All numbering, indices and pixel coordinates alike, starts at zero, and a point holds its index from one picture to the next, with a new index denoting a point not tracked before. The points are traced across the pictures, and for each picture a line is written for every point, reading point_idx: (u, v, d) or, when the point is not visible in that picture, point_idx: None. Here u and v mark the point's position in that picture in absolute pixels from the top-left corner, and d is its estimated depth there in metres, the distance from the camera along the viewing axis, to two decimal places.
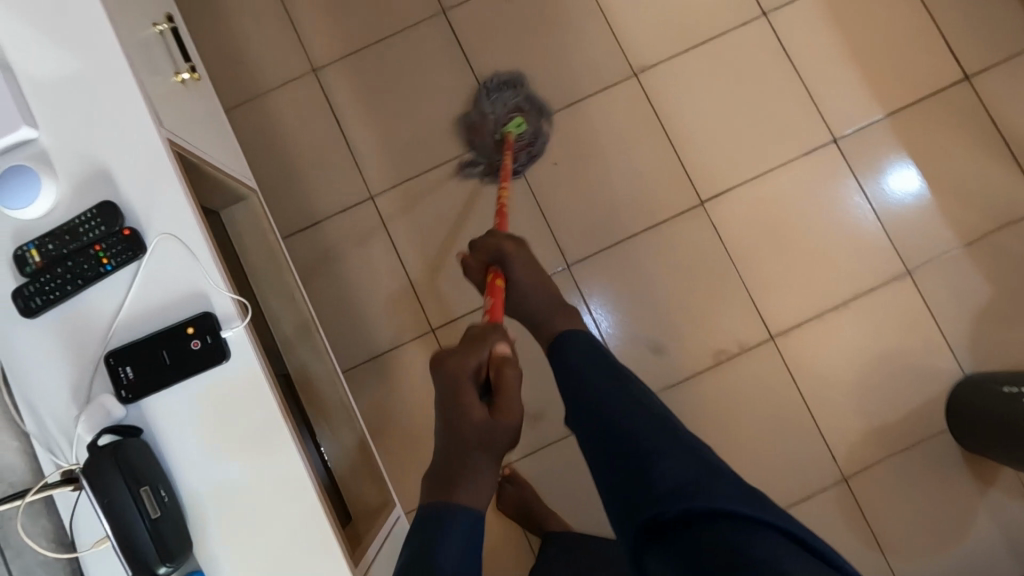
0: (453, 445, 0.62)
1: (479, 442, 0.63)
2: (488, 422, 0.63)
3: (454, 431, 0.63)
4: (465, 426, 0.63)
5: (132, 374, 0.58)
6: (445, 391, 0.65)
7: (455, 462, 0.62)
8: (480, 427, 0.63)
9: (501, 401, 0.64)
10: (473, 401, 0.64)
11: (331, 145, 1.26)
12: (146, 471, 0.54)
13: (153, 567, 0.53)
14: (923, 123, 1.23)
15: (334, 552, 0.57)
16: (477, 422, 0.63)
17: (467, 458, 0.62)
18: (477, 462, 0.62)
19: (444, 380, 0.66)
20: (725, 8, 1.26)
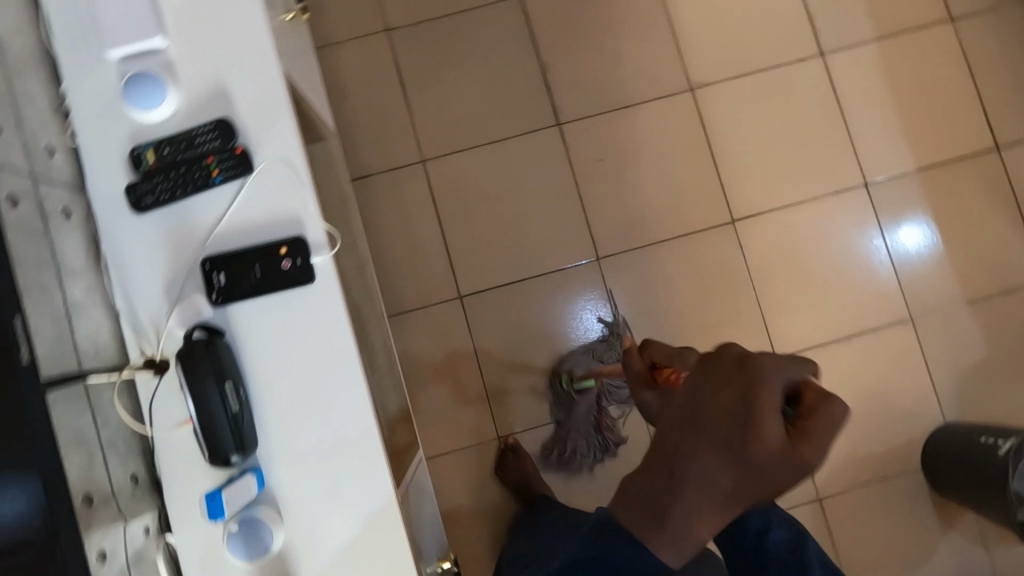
0: (703, 453, 0.43)
1: (762, 475, 0.41)
2: (784, 460, 0.41)
3: (717, 443, 0.42)
4: (749, 446, 0.41)
5: (224, 281, 0.62)
6: (718, 385, 0.44)
7: (716, 484, 0.42)
8: (774, 460, 0.41)
9: (810, 440, 0.42)
10: (774, 418, 0.42)
11: (393, 104, 1.30)
12: (229, 368, 0.60)
13: (226, 454, 0.59)
14: (949, 183, 1.30)
15: (382, 473, 0.62)
16: (768, 450, 0.41)
17: (722, 475, 0.42)
18: (726, 485, 0.42)
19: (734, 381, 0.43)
20: (787, 42, 1.32)
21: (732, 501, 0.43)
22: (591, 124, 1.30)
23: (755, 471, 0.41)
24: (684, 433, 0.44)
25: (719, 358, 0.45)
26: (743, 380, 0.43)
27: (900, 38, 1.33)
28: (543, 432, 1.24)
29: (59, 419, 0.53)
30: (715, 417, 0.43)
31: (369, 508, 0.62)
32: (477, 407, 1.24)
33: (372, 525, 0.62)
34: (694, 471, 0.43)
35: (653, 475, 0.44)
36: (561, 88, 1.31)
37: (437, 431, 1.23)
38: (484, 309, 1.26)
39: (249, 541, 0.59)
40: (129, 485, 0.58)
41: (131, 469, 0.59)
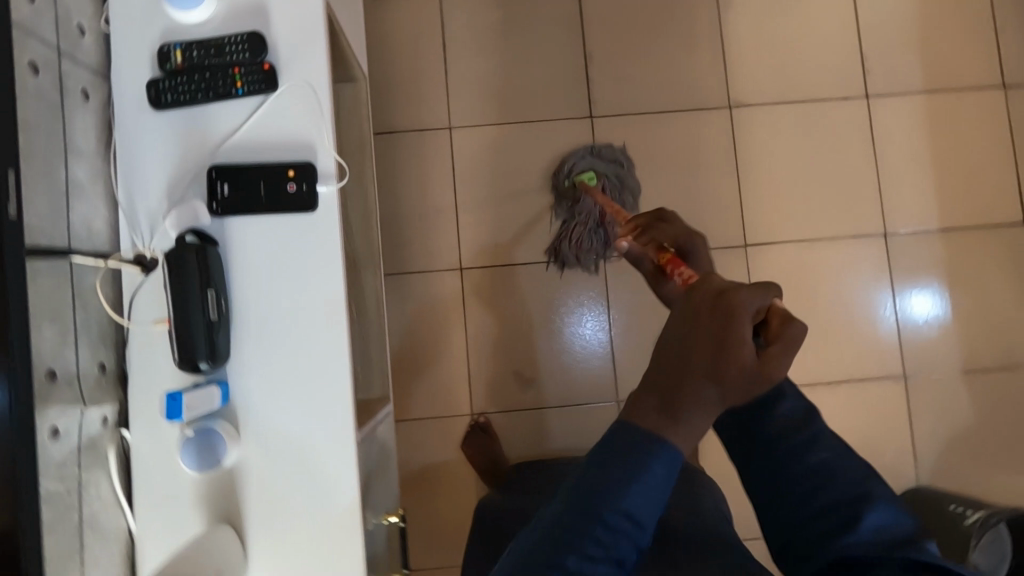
0: (698, 375, 0.46)
1: (738, 392, 0.46)
2: (760, 376, 0.46)
3: (709, 366, 0.46)
4: (731, 364, 0.46)
5: (227, 192, 0.62)
6: (703, 317, 0.47)
7: (702, 396, 0.46)
8: (747, 375, 0.46)
9: (778, 356, 0.47)
10: (747, 341, 0.46)
11: (431, 67, 1.29)
12: (214, 278, 0.59)
13: (196, 361, 0.58)
14: (970, 248, 1.28)
15: (345, 410, 0.62)
16: (746, 367, 0.46)
17: (710, 392, 0.46)
18: (718, 400, 0.46)
19: (712, 311, 0.47)
20: (834, 79, 1.31)
21: (720, 411, 0.47)
22: (624, 123, 1.29)
23: (734, 387, 0.46)
24: (682, 363, 0.47)
25: (698, 291, 0.49)
26: (724, 311, 0.46)
27: (948, 95, 1.31)
28: (518, 417, 1.24)
29: (41, 289, 0.52)
30: (706, 342, 0.46)
31: (328, 442, 0.62)
32: (459, 380, 1.25)
33: (328, 459, 0.62)
34: (691, 390, 0.46)
35: (654, 395, 0.47)
36: (600, 82, 1.30)
37: (415, 396, 1.24)
38: (482, 286, 1.26)
39: (201, 449, 0.59)
40: (96, 372, 0.58)
41: (101, 358, 0.59)
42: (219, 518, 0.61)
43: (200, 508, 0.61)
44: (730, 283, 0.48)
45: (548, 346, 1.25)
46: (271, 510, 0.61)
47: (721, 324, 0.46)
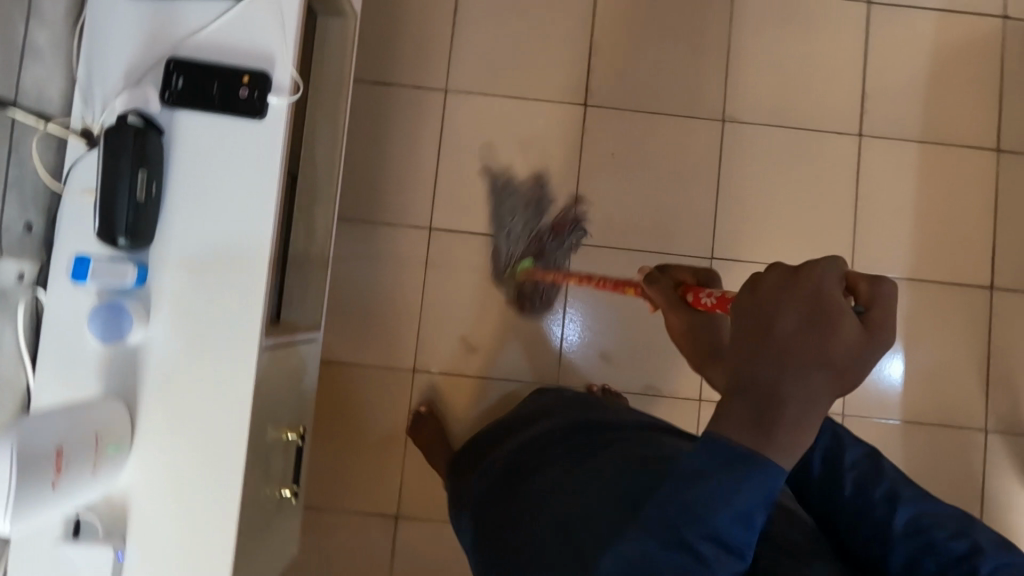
0: (791, 376, 0.42)
1: (843, 373, 0.42)
2: (861, 353, 0.41)
3: (794, 360, 0.42)
4: (823, 355, 0.41)
5: (181, 86, 0.64)
6: (786, 310, 0.42)
7: (805, 388, 0.42)
8: (849, 356, 0.41)
9: (873, 327, 0.42)
10: (844, 320, 0.42)
11: (439, 27, 1.29)
12: (150, 161, 0.62)
13: (116, 236, 0.60)
14: (932, 303, 1.30)
15: (255, 314, 0.65)
16: (843, 354, 0.41)
17: (814, 384, 0.42)
18: (820, 396, 0.42)
19: (792, 297, 0.42)
20: (831, 113, 1.31)
21: (828, 398, 0.43)
22: (617, 118, 1.30)
23: (837, 370, 0.42)
24: (772, 368, 0.42)
25: (764, 282, 0.44)
26: (803, 298, 0.42)
27: (940, 149, 1.31)
28: (458, 383, 1.25)
29: None
30: (795, 335, 0.42)
31: (234, 341, 0.64)
32: (407, 337, 1.26)
33: (231, 358, 0.64)
34: (789, 394, 0.42)
35: (749, 411, 0.43)
36: (602, 73, 1.30)
37: (361, 345, 1.25)
38: (447, 250, 1.27)
39: (108, 322, 0.61)
40: (21, 230, 0.60)
41: (29, 217, 0.61)
42: (114, 391, 0.63)
43: (96, 379, 0.63)
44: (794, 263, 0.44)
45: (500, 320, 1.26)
46: (166, 395, 0.63)
47: (804, 312, 0.42)
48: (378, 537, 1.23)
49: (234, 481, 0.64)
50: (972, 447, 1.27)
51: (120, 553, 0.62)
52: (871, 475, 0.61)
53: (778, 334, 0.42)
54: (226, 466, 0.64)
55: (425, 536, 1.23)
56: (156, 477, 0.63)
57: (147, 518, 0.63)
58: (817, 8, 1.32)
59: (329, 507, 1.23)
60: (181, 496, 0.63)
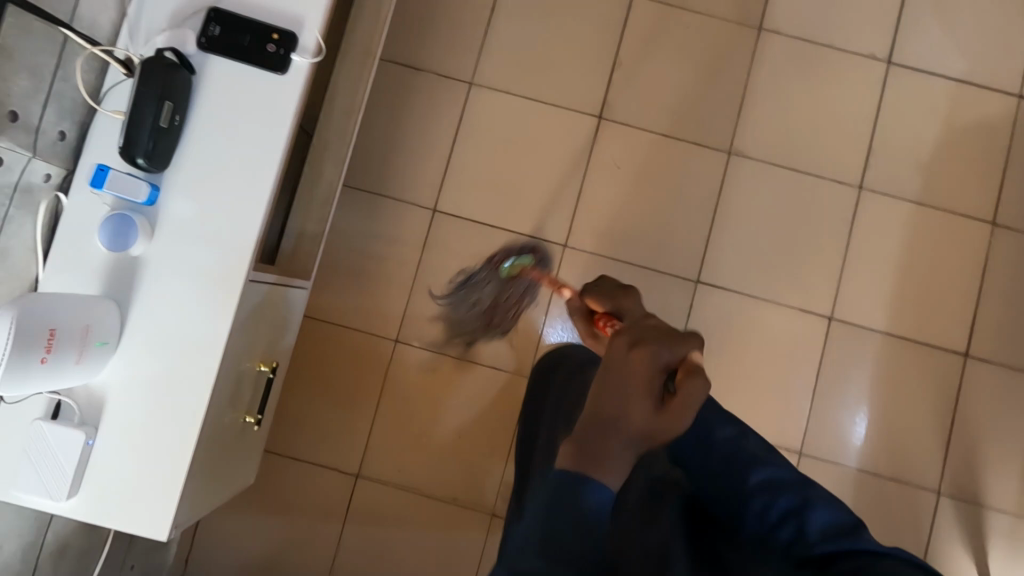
0: (612, 417, 0.54)
1: (648, 424, 0.54)
2: (662, 421, 0.55)
3: (615, 411, 0.54)
4: (631, 416, 0.54)
5: (216, 34, 0.71)
6: (620, 367, 0.56)
7: (617, 430, 0.54)
8: (652, 409, 0.55)
9: (678, 407, 0.55)
10: (653, 385, 0.55)
11: (473, 24, 1.36)
12: (176, 94, 0.68)
13: (134, 155, 0.67)
14: (905, 360, 1.32)
15: (246, 247, 0.71)
16: (645, 419, 0.54)
17: (626, 424, 0.54)
18: (632, 444, 0.54)
19: (624, 360, 0.56)
20: (835, 162, 1.35)
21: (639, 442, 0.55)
22: (627, 134, 1.35)
23: (641, 420, 0.54)
24: (603, 412, 0.55)
25: (614, 346, 0.57)
26: (633, 366, 0.55)
27: (936, 213, 1.35)
28: (434, 360, 1.31)
29: (31, 44, 0.62)
30: (622, 392, 0.55)
31: (224, 268, 0.71)
32: (395, 308, 1.31)
33: (219, 283, 0.71)
34: (607, 437, 0.54)
35: (580, 441, 0.54)
36: (620, 90, 1.35)
37: (350, 308, 1.31)
38: (446, 232, 1.32)
39: (116, 230, 0.68)
40: (55, 137, 0.67)
41: (63, 127, 0.68)
42: (110, 294, 0.69)
43: (96, 280, 0.69)
44: (638, 335, 0.58)
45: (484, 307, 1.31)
46: (154, 305, 0.70)
47: (629, 377, 0.55)
48: (336, 492, 1.29)
49: (203, 393, 0.70)
50: (923, 506, 1.29)
51: (90, 441, 0.68)
52: (736, 445, 0.82)
53: (612, 387, 0.55)
54: (198, 378, 0.70)
55: (381, 498, 1.29)
56: (133, 376, 0.70)
57: (120, 412, 0.69)
58: (836, 60, 1.36)
59: (296, 456, 1.29)
60: (153, 397, 0.70)
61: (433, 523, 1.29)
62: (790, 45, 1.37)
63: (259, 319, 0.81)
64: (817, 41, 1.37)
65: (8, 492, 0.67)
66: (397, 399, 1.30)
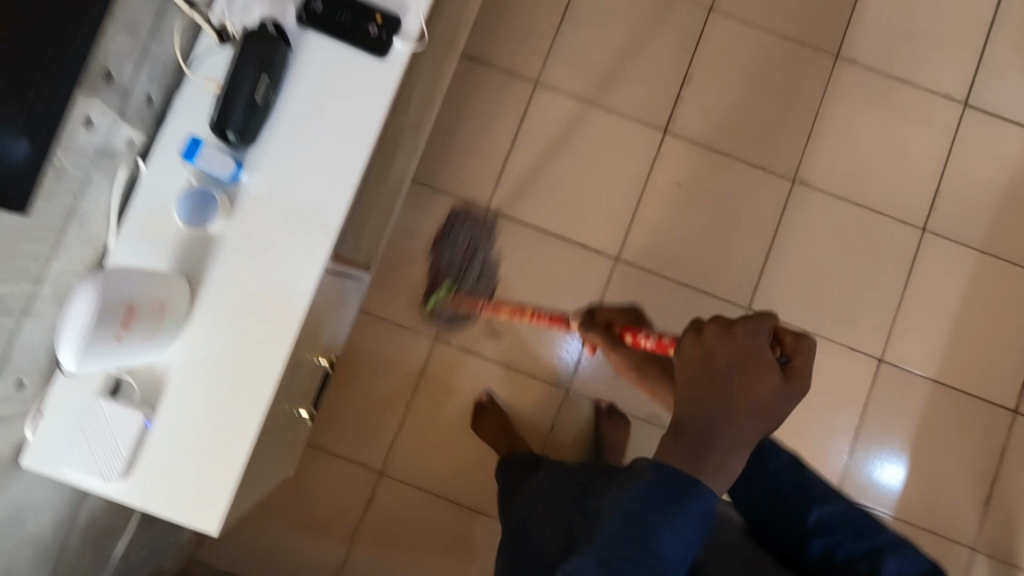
0: (728, 403, 0.57)
1: (765, 408, 0.57)
2: (778, 393, 0.57)
3: (731, 397, 0.57)
4: (750, 394, 0.57)
5: (318, 10, 0.68)
6: (722, 356, 0.58)
7: (735, 419, 0.57)
8: (768, 393, 0.57)
9: (794, 376, 0.59)
10: (765, 368, 0.58)
11: (545, 22, 1.32)
12: (273, 69, 0.65)
13: (225, 130, 0.64)
14: (952, 410, 1.29)
15: (326, 235, 0.68)
16: (765, 394, 0.57)
17: (744, 415, 0.57)
18: (752, 423, 0.57)
19: (724, 352, 0.58)
20: (901, 201, 1.32)
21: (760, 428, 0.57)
22: (691, 151, 1.31)
23: (756, 402, 0.57)
24: (711, 399, 0.58)
25: (709, 334, 0.60)
26: (734, 349, 0.58)
27: (999, 264, 1.31)
28: (471, 361, 1.27)
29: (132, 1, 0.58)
30: (729, 380, 0.57)
31: (301, 255, 0.68)
32: (437, 306, 1.28)
33: (295, 270, 0.68)
34: (721, 421, 0.57)
35: (693, 435, 0.57)
36: (688, 105, 1.32)
37: (392, 301, 1.28)
38: (497, 233, 1.29)
39: (196, 206, 0.65)
40: (142, 101, 0.64)
41: (151, 91, 0.64)
42: (181, 271, 0.66)
43: (168, 255, 0.66)
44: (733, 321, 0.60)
45: (528, 313, 1.28)
46: (227, 286, 0.67)
47: (733, 361, 0.58)
48: (360, 488, 1.26)
49: (269, 383, 0.67)
50: (957, 561, 1.26)
51: (148, 422, 0.65)
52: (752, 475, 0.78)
53: (719, 377, 0.57)
54: (264, 367, 0.67)
55: (406, 498, 1.26)
56: (199, 359, 0.66)
57: (181, 395, 0.66)
58: (911, 96, 1.33)
59: (322, 447, 1.26)
60: (217, 383, 0.66)
61: (456, 529, 1.26)
62: (866, 77, 1.33)
63: (323, 308, 0.78)
64: (893, 75, 1.33)
65: (56, 468, 0.64)
66: (430, 397, 1.27)
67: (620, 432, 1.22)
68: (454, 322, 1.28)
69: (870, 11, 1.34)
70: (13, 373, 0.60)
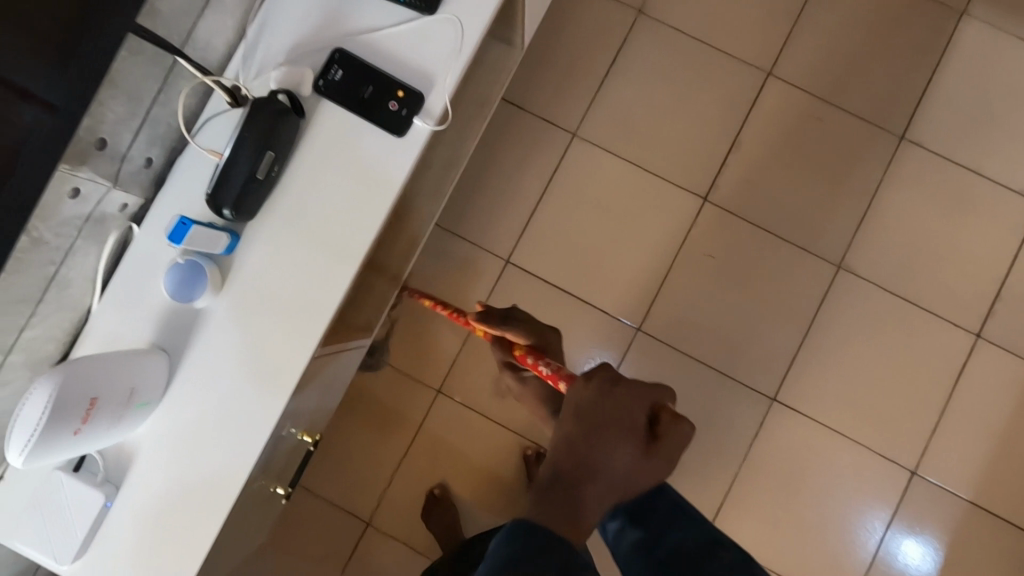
0: (593, 464, 0.56)
1: (630, 475, 0.57)
2: (644, 466, 0.57)
3: (598, 457, 0.56)
4: (619, 458, 0.56)
5: (336, 80, 0.63)
6: (598, 417, 0.57)
7: (592, 481, 0.55)
8: (633, 463, 0.57)
9: (662, 456, 0.58)
10: (632, 437, 0.57)
11: (591, 72, 1.26)
12: (279, 143, 0.60)
13: (222, 205, 0.59)
14: (988, 534, 1.18)
15: (318, 319, 0.63)
16: (629, 462, 0.56)
17: (604, 474, 0.56)
18: (611, 488, 0.56)
19: (598, 412, 0.58)
20: (955, 301, 1.21)
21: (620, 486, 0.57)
22: (731, 222, 1.23)
23: (618, 469, 0.56)
24: (580, 455, 0.56)
25: (590, 389, 0.59)
26: (613, 412, 0.58)
27: None
28: (472, 419, 1.22)
29: (137, 66, 0.55)
30: (598, 443, 0.56)
31: (289, 343, 0.63)
32: (445, 354, 1.23)
33: (281, 357, 0.63)
34: (584, 482, 0.55)
35: (546, 491, 0.55)
36: (732, 173, 1.24)
37: (399, 344, 1.23)
38: (515, 288, 1.23)
39: (184, 278, 0.60)
40: (141, 164, 0.60)
41: (151, 153, 0.61)
42: (160, 345, 0.62)
43: (149, 328, 0.62)
44: (622, 383, 0.60)
45: None
46: (208, 364, 0.62)
47: (613, 423, 0.57)
48: (344, 535, 1.21)
49: (241, 473, 0.62)
50: None
51: (109, 502, 0.61)
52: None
53: (591, 441, 0.56)
54: (233, 455, 0.62)
55: (388, 553, 1.21)
56: (172, 438, 0.62)
57: (149, 475, 0.62)
58: (979, 189, 1.22)
59: (311, 489, 1.22)
60: (186, 467, 0.62)
61: None
62: (930, 163, 1.23)
63: (312, 384, 0.73)
64: (962, 163, 1.23)
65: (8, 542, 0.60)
66: (427, 451, 1.22)
67: None
68: None
69: (945, 92, 1.24)
70: None
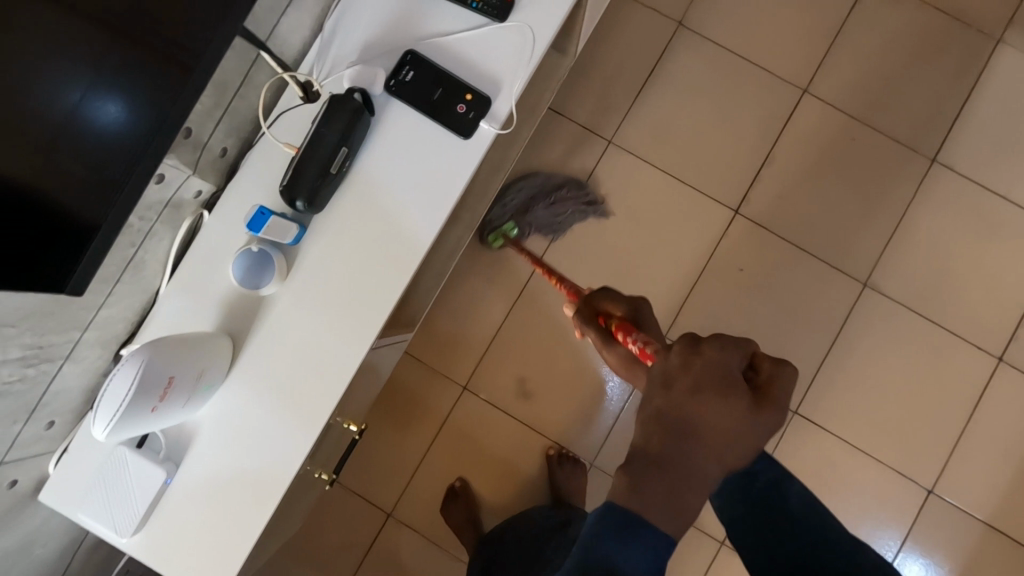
0: (687, 432, 0.48)
1: (735, 443, 0.48)
2: (754, 424, 0.48)
3: (692, 422, 0.48)
4: (718, 421, 0.48)
5: (407, 81, 0.65)
6: (689, 375, 0.49)
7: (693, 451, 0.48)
8: (738, 427, 0.48)
9: (771, 406, 0.49)
10: (735, 394, 0.48)
11: (629, 82, 1.28)
12: (352, 140, 0.62)
13: (295, 197, 0.61)
14: (1001, 556, 1.19)
15: (379, 311, 0.65)
16: (734, 425, 0.48)
17: (704, 446, 0.48)
18: (714, 460, 0.48)
19: (689, 370, 0.49)
20: (979, 323, 1.22)
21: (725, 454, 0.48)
22: (761, 236, 1.25)
23: (718, 434, 0.48)
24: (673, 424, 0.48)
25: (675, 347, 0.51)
26: (706, 367, 0.49)
27: None
28: (496, 417, 1.23)
29: (226, 60, 0.58)
30: (693, 409, 0.48)
31: (349, 332, 0.65)
32: (473, 352, 1.25)
33: (341, 346, 0.65)
34: (682, 455, 0.48)
35: (638, 472, 0.48)
36: (764, 188, 1.25)
37: (428, 340, 1.25)
38: (545, 290, 1.25)
39: (254, 266, 0.63)
40: (217, 153, 0.63)
41: (227, 144, 0.64)
42: (226, 330, 0.64)
43: (215, 312, 0.64)
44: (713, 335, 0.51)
45: (562, 378, 1.23)
46: (271, 351, 0.64)
47: (709, 381, 0.49)
48: (365, 525, 1.23)
49: (297, 456, 0.64)
50: None
51: (168, 479, 0.63)
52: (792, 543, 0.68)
53: (683, 406, 0.48)
54: (289, 439, 0.64)
55: (408, 545, 1.23)
56: (233, 421, 0.64)
57: (207, 454, 0.64)
58: (1006, 214, 1.24)
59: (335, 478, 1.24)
60: (245, 444, 0.64)
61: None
62: (960, 187, 1.24)
63: (364, 374, 0.75)
64: (991, 189, 1.24)
65: (72, 514, 0.62)
66: (451, 446, 1.23)
67: (579, 477, 1.17)
68: (578, 197, 1.24)
69: (978, 117, 1.25)
70: (46, 415, 0.60)
